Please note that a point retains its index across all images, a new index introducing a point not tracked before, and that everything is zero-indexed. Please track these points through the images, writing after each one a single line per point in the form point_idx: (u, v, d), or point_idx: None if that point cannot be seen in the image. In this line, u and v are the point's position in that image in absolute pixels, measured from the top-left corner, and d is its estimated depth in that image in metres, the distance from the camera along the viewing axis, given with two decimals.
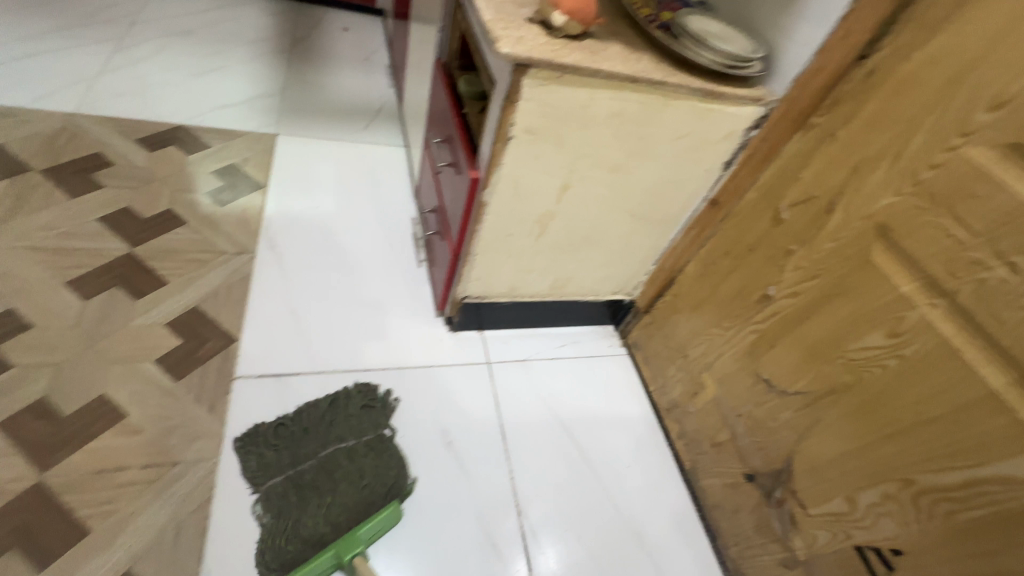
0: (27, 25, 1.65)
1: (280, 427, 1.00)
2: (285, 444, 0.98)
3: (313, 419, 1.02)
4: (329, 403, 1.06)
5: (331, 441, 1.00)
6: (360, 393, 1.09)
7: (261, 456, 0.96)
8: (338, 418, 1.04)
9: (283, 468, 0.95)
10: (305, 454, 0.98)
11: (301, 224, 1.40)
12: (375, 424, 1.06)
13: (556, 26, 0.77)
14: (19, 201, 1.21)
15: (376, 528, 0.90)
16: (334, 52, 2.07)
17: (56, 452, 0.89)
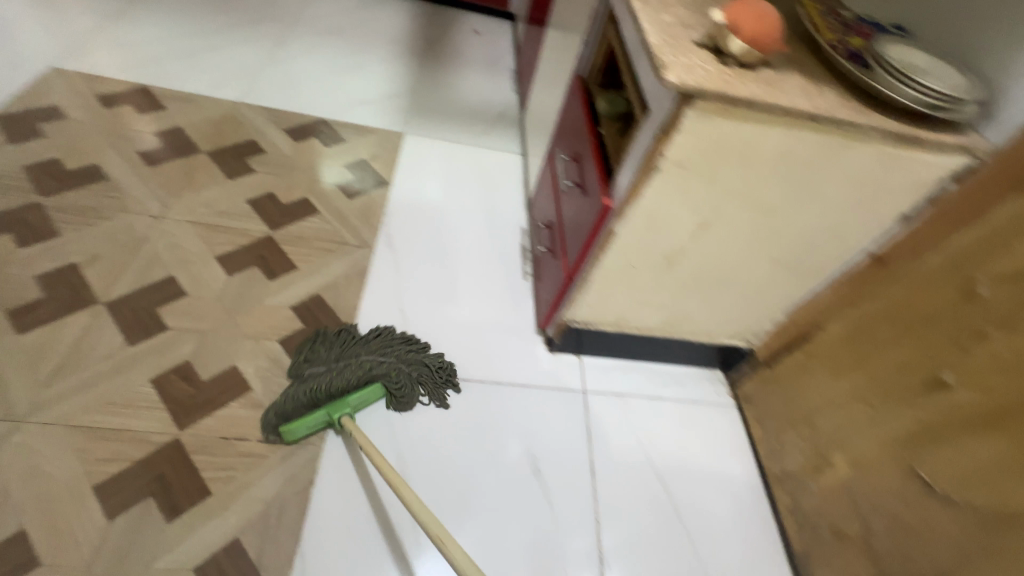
0: (211, 20, 1.87)
1: (341, 330, 1.11)
2: (336, 342, 1.08)
3: (371, 334, 1.11)
4: (391, 330, 1.14)
5: (373, 350, 1.08)
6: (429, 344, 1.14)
7: (316, 347, 1.07)
8: (394, 343, 1.11)
9: (327, 360, 1.05)
10: (347, 352, 1.07)
11: (418, 223, 1.44)
12: (422, 371, 1.10)
13: (733, 52, 0.69)
14: (189, 178, 1.36)
15: (364, 398, 1.03)
16: (464, 55, 2.12)
17: (192, 413, 0.98)
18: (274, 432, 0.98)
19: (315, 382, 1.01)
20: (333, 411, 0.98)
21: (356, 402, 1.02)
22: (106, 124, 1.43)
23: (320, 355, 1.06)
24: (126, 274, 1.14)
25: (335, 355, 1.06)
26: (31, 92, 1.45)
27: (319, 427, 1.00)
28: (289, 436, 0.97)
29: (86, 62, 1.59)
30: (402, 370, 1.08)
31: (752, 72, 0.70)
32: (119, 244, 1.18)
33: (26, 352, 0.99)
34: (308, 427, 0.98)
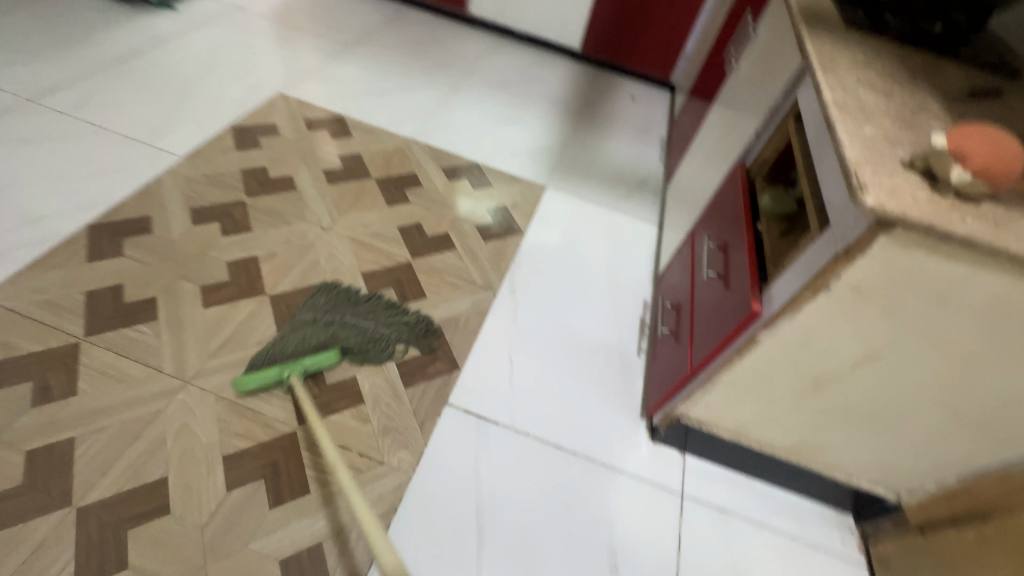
0: (404, 66, 2.16)
1: (331, 293, 1.26)
2: (331, 301, 1.25)
3: (352, 299, 1.26)
4: (382, 298, 1.29)
5: (358, 314, 1.24)
6: (416, 312, 1.28)
7: (315, 297, 1.25)
8: (378, 310, 1.26)
9: (317, 311, 1.22)
10: (335, 313, 1.23)
11: (543, 275, 1.48)
12: (402, 333, 1.23)
13: (952, 182, 0.60)
14: (356, 199, 1.55)
15: (318, 364, 1.11)
16: (617, 118, 2.17)
17: (311, 411, 1.08)
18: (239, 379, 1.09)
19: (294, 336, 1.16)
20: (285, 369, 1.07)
21: (308, 365, 1.10)
22: (306, 144, 1.70)
23: (313, 307, 1.23)
24: (291, 274, 1.31)
25: (324, 309, 1.23)
26: (261, 111, 1.78)
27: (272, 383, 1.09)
28: (242, 387, 1.06)
29: (305, 91, 1.93)
30: (377, 334, 1.20)
31: (974, 205, 0.61)
32: (292, 247, 1.37)
33: (205, 323, 1.18)
34: (260, 381, 1.07)
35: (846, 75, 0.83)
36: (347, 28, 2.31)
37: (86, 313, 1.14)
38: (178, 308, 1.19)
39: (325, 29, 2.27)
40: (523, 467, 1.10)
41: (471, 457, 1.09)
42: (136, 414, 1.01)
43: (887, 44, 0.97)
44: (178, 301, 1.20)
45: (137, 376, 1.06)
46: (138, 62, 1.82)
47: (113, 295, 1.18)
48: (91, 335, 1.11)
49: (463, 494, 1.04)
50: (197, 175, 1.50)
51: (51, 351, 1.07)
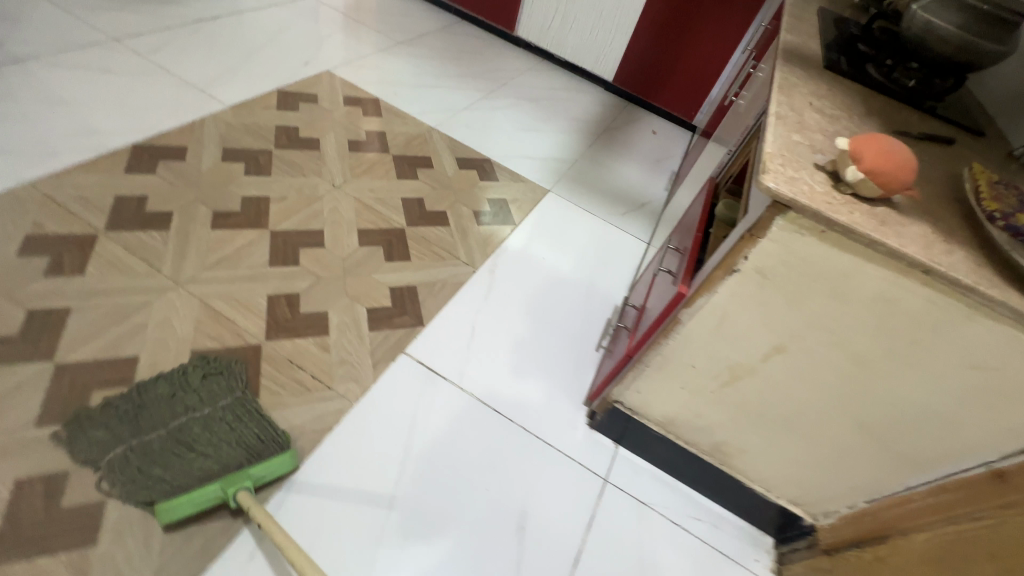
0: (446, 68, 2.35)
1: (118, 411, 0.96)
2: (131, 410, 0.97)
3: (149, 402, 0.98)
4: (163, 380, 1.02)
5: (179, 412, 0.98)
6: (197, 366, 1.05)
7: (101, 433, 0.94)
8: (179, 390, 1.01)
9: (131, 440, 0.93)
10: (154, 427, 0.95)
11: (524, 264, 1.56)
12: (230, 384, 1.04)
13: (847, 180, 0.67)
14: (371, 168, 1.69)
15: (270, 471, 0.93)
16: (633, 146, 2.27)
17: (279, 332, 1.18)
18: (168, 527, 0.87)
19: (163, 469, 0.90)
20: (229, 485, 0.88)
21: (260, 476, 0.92)
22: (338, 116, 1.87)
23: (113, 442, 0.93)
24: (294, 217, 1.44)
25: (134, 432, 0.94)
26: (308, 82, 1.98)
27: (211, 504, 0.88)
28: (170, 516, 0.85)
29: (351, 73, 2.12)
30: (231, 405, 1.00)
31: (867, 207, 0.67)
32: (301, 196, 1.51)
33: (208, 241, 1.31)
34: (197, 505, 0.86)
35: (800, 98, 0.90)
36: (403, 29, 2.53)
37: (111, 213, 1.29)
38: (188, 225, 1.33)
39: (383, 27, 2.50)
40: (460, 422, 1.16)
41: (413, 402, 1.16)
42: (128, 301, 1.14)
43: (857, 87, 1.05)
44: (191, 218, 1.34)
45: (137, 272, 1.19)
46: (213, 26, 2.06)
47: (137, 203, 1.33)
48: (110, 230, 1.25)
49: (396, 432, 1.10)
50: (237, 123, 1.68)
51: (73, 236, 1.21)
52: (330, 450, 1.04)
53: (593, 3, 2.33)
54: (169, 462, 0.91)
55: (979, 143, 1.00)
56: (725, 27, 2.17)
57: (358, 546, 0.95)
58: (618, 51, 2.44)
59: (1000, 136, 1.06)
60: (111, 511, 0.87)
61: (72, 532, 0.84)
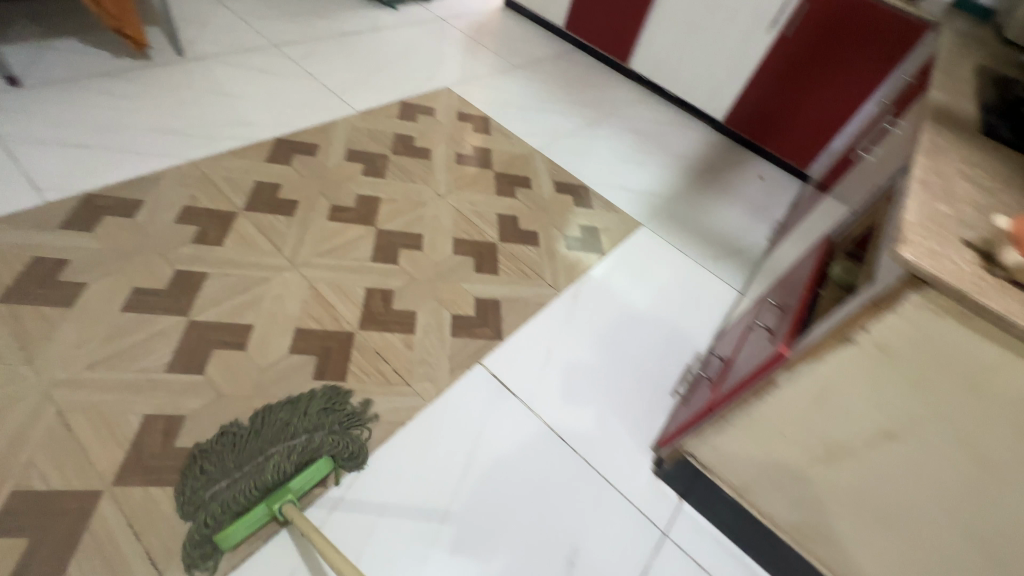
0: (555, 94, 2.42)
1: (225, 436, 0.94)
2: (238, 440, 0.93)
3: (257, 429, 0.95)
4: (284, 406, 1.01)
5: (281, 439, 0.93)
6: (319, 397, 1.06)
7: (207, 463, 0.90)
8: (291, 418, 0.98)
9: (225, 468, 0.89)
10: (248, 445, 0.92)
11: (607, 295, 1.55)
12: (336, 419, 1.02)
13: (1005, 264, 0.59)
14: (473, 182, 1.78)
15: (310, 479, 0.94)
16: (736, 190, 2.18)
17: (370, 323, 1.27)
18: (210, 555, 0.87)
19: (237, 481, 0.87)
20: (273, 503, 0.89)
21: (302, 486, 0.93)
22: (450, 130, 1.99)
23: (220, 472, 0.89)
24: (399, 219, 1.55)
25: (236, 463, 0.89)
26: (428, 96, 2.13)
27: (258, 524, 0.89)
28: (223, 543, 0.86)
29: (467, 92, 2.25)
30: (329, 430, 0.99)
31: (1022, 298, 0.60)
32: (408, 200, 1.62)
33: (324, 231, 1.44)
34: (248, 527, 0.87)
35: (948, 164, 0.83)
36: (519, 54, 2.65)
37: (250, 196, 1.46)
38: (309, 214, 1.47)
39: (502, 51, 2.63)
40: (523, 441, 1.16)
41: (481, 414, 1.18)
42: (252, 275, 1.28)
43: (1019, 157, 0.94)
44: (312, 208, 1.49)
45: (262, 250, 1.34)
46: (355, 39, 2.29)
47: (271, 189, 1.50)
48: (247, 210, 1.42)
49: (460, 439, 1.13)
50: (363, 127, 1.84)
51: (218, 211, 1.39)
52: (398, 445, 1.09)
53: (713, 42, 2.30)
54: (243, 481, 0.88)
55: None
56: (857, 77, 2.03)
57: (412, 543, 0.98)
58: (732, 92, 2.37)
59: None
60: None
61: (177, 471, 0.94)
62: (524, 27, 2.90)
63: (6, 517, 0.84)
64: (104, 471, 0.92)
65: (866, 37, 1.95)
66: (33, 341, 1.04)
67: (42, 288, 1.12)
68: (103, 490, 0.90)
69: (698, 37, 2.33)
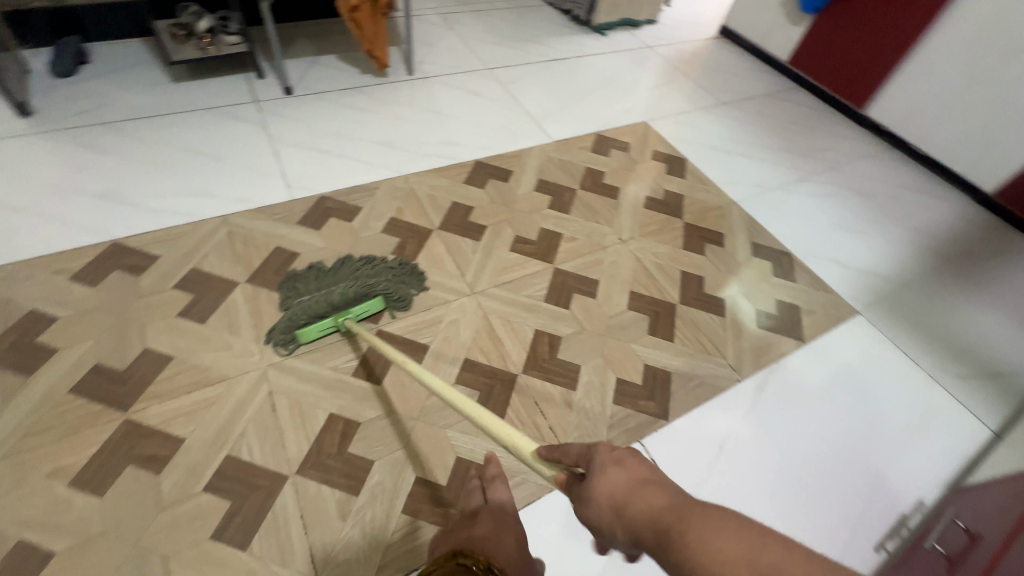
0: (765, 138, 2.15)
1: (314, 269, 1.30)
2: (323, 276, 1.28)
3: (335, 267, 1.30)
4: (365, 261, 1.34)
5: (349, 277, 1.28)
6: (388, 259, 1.36)
7: (298, 282, 1.27)
8: (359, 265, 1.32)
9: (308, 288, 1.25)
10: (328, 277, 1.28)
11: (802, 393, 1.30)
12: (391, 273, 1.32)
13: None
14: (659, 230, 1.65)
15: (367, 309, 1.23)
16: (1000, 287, 1.68)
17: (533, 369, 1.23)
18: (289, 342, 1.17)
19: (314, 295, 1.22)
20: (339, 317, 1.19)
21: (359, 311, 1.22)
22: (642, 169, 1.88)
23: (305, 290, 1.25)
24: (577, 260, 1.50)
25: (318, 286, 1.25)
26: (624, 130, 2.05)
27: (326, 331, 1.19)
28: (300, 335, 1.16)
29: (665, 128, 2.12)
30: (383, 278, 1.30)
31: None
32: (589, 241, 1.56)
33: (504, 261, 1.45)
34: (318, 330, 1.18)
35: None
36: (729, 89, 2.42)
37: (445, 216, 1.55)
38: (494, 241, 1.50)
39: (710, 85, 2.43)
40: None
41: None
42: (435, 295, 1.34)
43: None
44: (497, 236, 1.52)
45: (448, 271, 1.40)
46: (560, 65, 2.32)
47: (464, 212, 1.57)
48: (441, 230, 1.50)
49: None
50: (556, 158, 1.84)
51: (417, 227, 1.50)
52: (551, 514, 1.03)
53: (1002, 93, 1.81)
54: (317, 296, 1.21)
55: None
56: None
57: None
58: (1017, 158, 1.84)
59: None
60: (374, 473, 1.02)
61: (345, 476, 1.01)
62: (738, 58, 2.64)
63: (219, 477, 0.98)
64: (292, 457, 1.02)
65: None
66: (262, 323, 1.21)
67: (277, 275, 1.31)
68: (288, 477, 1.00)
69: (979, 84, 1.86)
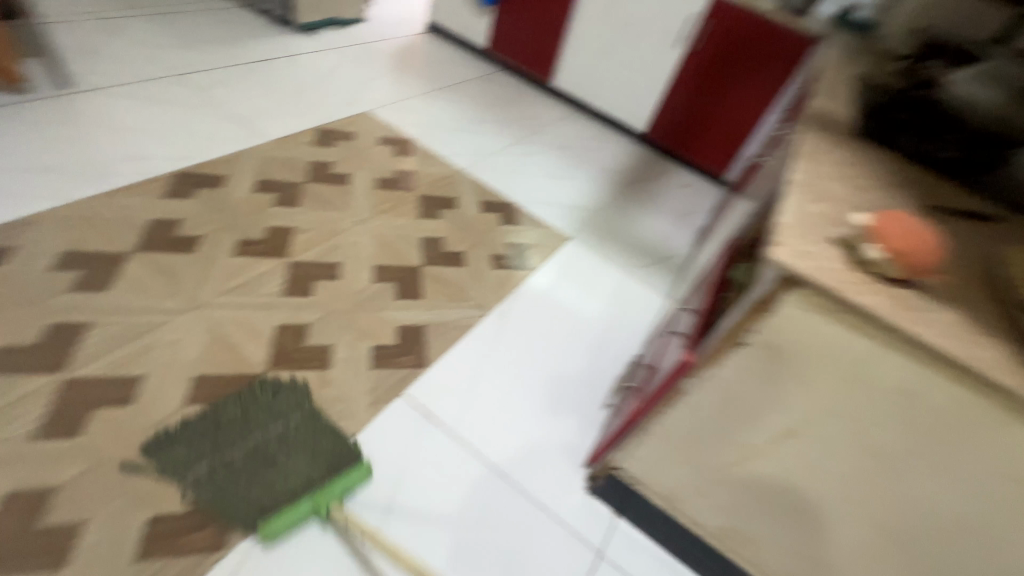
0: (480, 114, 2.42)
1: (194, 424, 1.04)
2: (208, 430, 1.04)
3: (223, 420, 1.06)
4: (245, 396, 1.11)
5: (256, 429, 1.06)
6: (274, 383, 1.14)
7: (176, 448, 1.00)
8: (252, 410, 1.09)
9: (204, 457, 1.00)
10: (222, 432, 1.04)
11: (538, 310, 1.53)
12: (304, 406, 1.12)
13: (866, 259, 0.62)
14: (395, 206, 1.73)
15: (352, 480, 1.01)
16: (661, 199, 2.24)
17: (282, 363, 1.19)
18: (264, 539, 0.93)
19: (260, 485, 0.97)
20: (319, 499, 0.96)
21: (345, 485, 1.00)
22: (372, 155, 1.94)
23: (195, 455, 1.00)
24: (314, 249, 1.48)
25: (215, 450, 1.01)
26: (347, 121, 2.08)
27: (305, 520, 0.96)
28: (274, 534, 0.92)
29: (389, 115, 2.22)
30: (302, 418, 1.10)
31: (914, 293, 0.61)
32: (325, 228, 1.56)
33: (229, 267, 1.35)
34: (291, 521, 0.93)
35: (824, 166, 0.85)
36: (443, 76, 2.65)
37: (145, 235, 1.36)
38: (214, 250, 1.38)
39: (427, 73, 2.63)
40: (454, 477, 1.10)
41: (404, 454, 1.11)
42: (144, 320, 1.18)
43: (889, 155, 0.99)
44: (216, 244, 1.40)
45: (158, 292, 1.24)
46: (268, 66, 2.22)
47: (170, 227, 1.40)
48: (140, 251, 1.31)
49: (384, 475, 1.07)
50: (276, 156, 1.77)
51: (107, 254, 1.28)
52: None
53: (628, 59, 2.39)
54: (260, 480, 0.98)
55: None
56: (760, 86, 2.17)
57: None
58: (650, 106, 2.46)
59: None
60: (90, 532, 0.89)
61: (45, 551, 0.86)
62: (448, 49, 2.91)
63: None
64: None
65: (765, 48, 2.09)
66: None
67: None
68: None
69: (614, 53, 2.42)
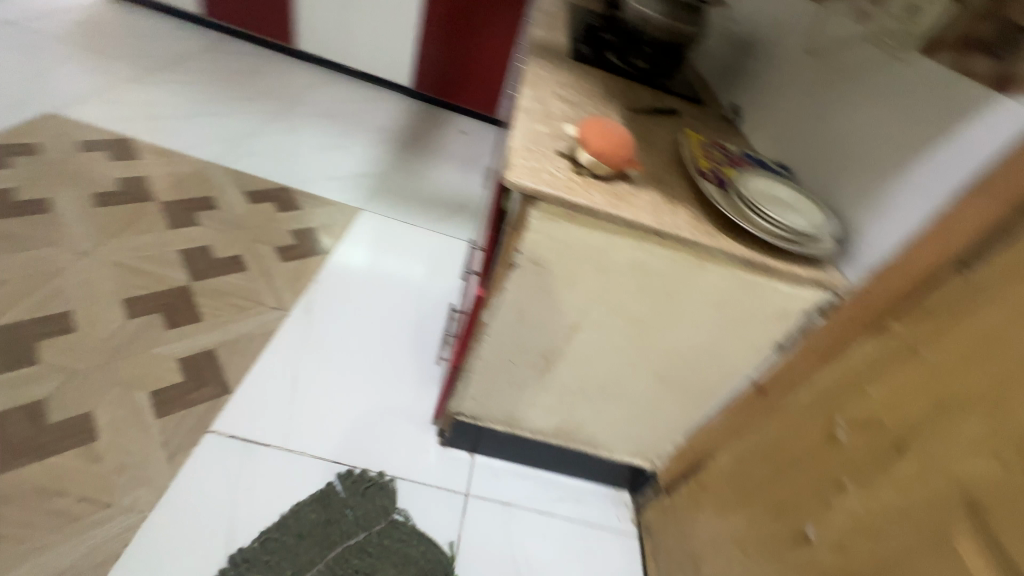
0: (216, 93, 2.07)
1: (268, 544, 0.93)
2: (286, 552, 0.93)
3: (306, 530, 0.96)
4: (319, 504, 1.00)
5: (339, 540, 0.97)
6: (349, 486, 1.04)
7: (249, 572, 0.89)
8: (333, 523, 0.99)
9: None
10: (303, 547, 0.95)
11: (348, 290, 1.45)
12: (388, 511, 1.03)
13: (581, 163, 0.73)
14: (130, 223, 1.41)
15: None
16: (444, 149, 2.26)
17: (18, 458, 0.92)
18: None
19: None
20: None
21: None
22: (75, 166, 1.52)
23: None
24: (22, 305, 1.14)
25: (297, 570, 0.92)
26: (20, 130, 1.58)
27: None
28: None
29: (85, 111, 1.75)
30: (387, 524, 1.02)
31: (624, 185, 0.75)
32: (32, 275, 1.20)
33: None
34: None
35: (546, 89, 0.93)
36: (151, 53, 2.16)
37: None
38: None
39: (126, 52, 2.11)
40: (390, 494, 1.05)
41: (230, 493, 0.97)
42: None
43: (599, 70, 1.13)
44: None
45: None
46: None
47: None
48: None
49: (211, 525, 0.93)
50: None
51: None
52: (154, 559, 0.87)
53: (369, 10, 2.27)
54: None
55: (704, 108, 1.16)
56: (501, 23, 2.29)
57: None
58: (407, 57, 2.41)
59: (716, 101, 1.20)
60: None
61: None
62: (149, 19, 2.37)
63: None
64: None
65: None
66: None
67: None
68: None
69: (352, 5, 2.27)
